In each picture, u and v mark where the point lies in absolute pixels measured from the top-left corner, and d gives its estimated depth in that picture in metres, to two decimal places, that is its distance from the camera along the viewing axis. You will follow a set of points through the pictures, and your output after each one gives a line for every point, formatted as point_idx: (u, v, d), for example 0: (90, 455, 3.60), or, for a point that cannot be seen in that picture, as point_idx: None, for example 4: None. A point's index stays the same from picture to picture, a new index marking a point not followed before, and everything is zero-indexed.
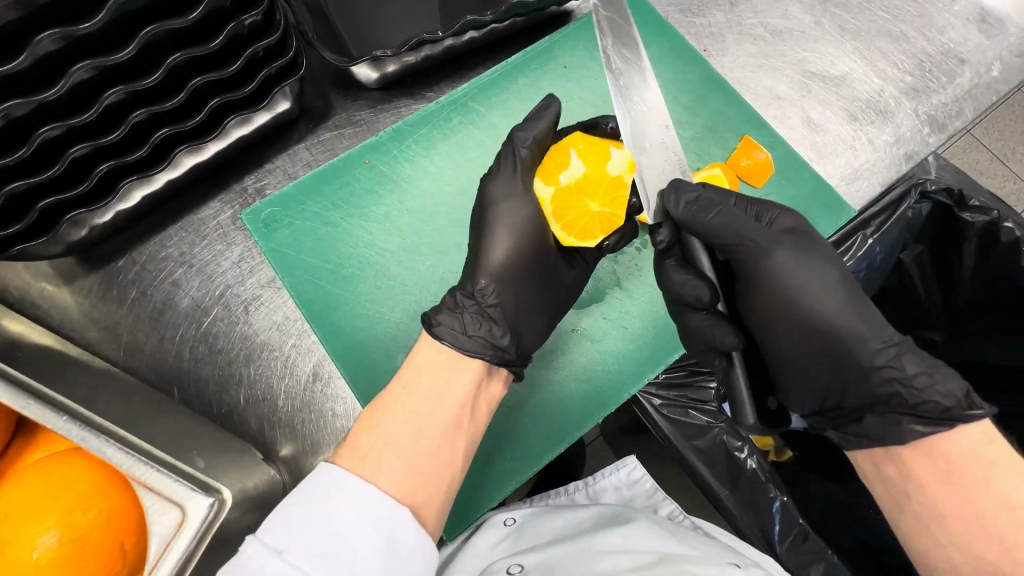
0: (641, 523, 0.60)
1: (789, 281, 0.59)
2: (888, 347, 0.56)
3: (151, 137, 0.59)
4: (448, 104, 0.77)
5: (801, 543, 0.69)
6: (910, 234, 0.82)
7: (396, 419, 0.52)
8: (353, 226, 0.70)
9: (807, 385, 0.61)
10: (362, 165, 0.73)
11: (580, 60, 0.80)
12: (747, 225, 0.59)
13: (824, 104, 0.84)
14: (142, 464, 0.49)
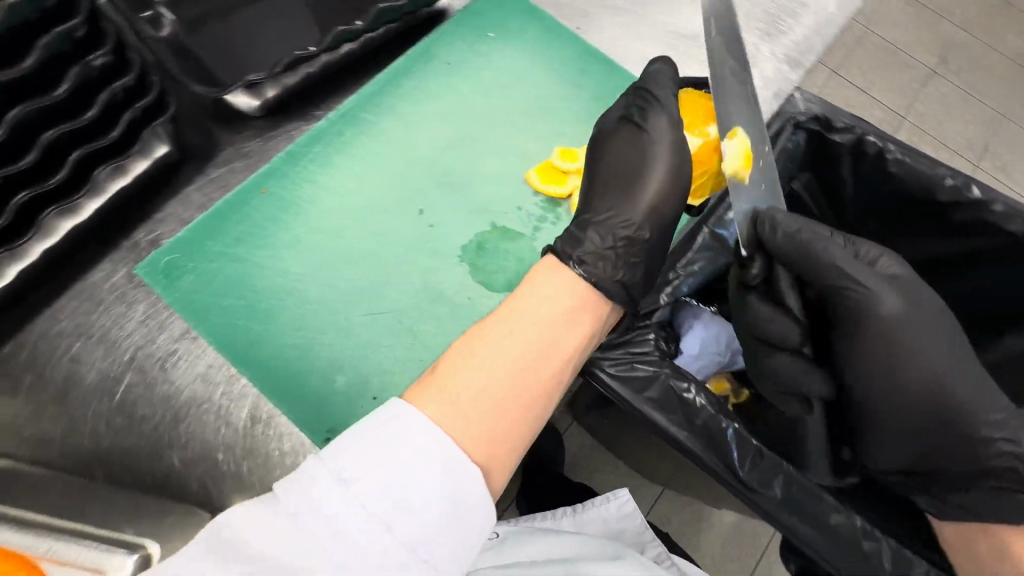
0: (629, 560, 0.64)
1: (898, 372, 0.58)
2: (1002, 419, 0.56)
3: (11, 201, 0.57)
4: (337, 119, 0.76)
5: (759, 463, 0.65)
6: (794, 164, 0.85)
7: (485, 358, 0.52)
8: (262, 257, 0.68)
9: (904, 447, 0.60)
10: (259, 194, 0.71)
11: (460, 55, 0.82)
12: (848, 258, 0.57)
13: (696, 60, 0.90)
14: (48, 542, 0.45)
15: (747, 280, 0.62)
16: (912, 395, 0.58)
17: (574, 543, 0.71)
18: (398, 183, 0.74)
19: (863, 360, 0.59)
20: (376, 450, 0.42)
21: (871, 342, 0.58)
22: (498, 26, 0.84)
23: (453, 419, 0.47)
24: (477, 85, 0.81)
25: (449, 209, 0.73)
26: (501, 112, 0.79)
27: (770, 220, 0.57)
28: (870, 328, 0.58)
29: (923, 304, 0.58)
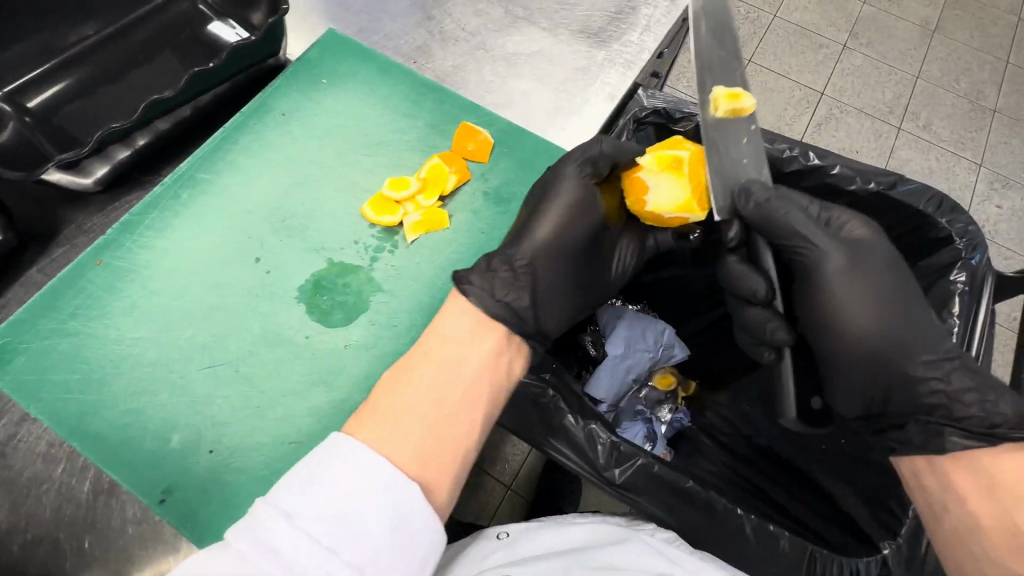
0: (637, 541, 0.65)
1: (845, 305, 0.64)
2: (941, 362, 0.61)
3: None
4: (173, 183, 0.77)
5: (634, 471, 0.70)
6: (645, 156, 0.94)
7: (415, 390, 0.59)
8: (97, 328, 0.68)
9: (851, 390, 0.66)
10: (95, 267, 0.72)
11: (296, 105, 0.84)
12: (801, 219, 0.64)
13: (536, 74, 0.93)
14: None
15: (728, 243, 0.68)
16: (854, 334, 0.64)
17: (586, 533, 0.70)
18: (233, 235, 0.74)
19: (823, 294, 0.65)
20: (309, 490, 0.50)
21: (827, 297, 0.65)
22: (332, 72, 0.88)
23: (393, 445, 0.56)
24: (313, 129, 0.83)
25: (285, 253, 0.74)
26: (337, 152, 0.81)
27: (746, 192, 0.64)
28: (824, 283, 0.65)
29: (874, 256, 0.65)
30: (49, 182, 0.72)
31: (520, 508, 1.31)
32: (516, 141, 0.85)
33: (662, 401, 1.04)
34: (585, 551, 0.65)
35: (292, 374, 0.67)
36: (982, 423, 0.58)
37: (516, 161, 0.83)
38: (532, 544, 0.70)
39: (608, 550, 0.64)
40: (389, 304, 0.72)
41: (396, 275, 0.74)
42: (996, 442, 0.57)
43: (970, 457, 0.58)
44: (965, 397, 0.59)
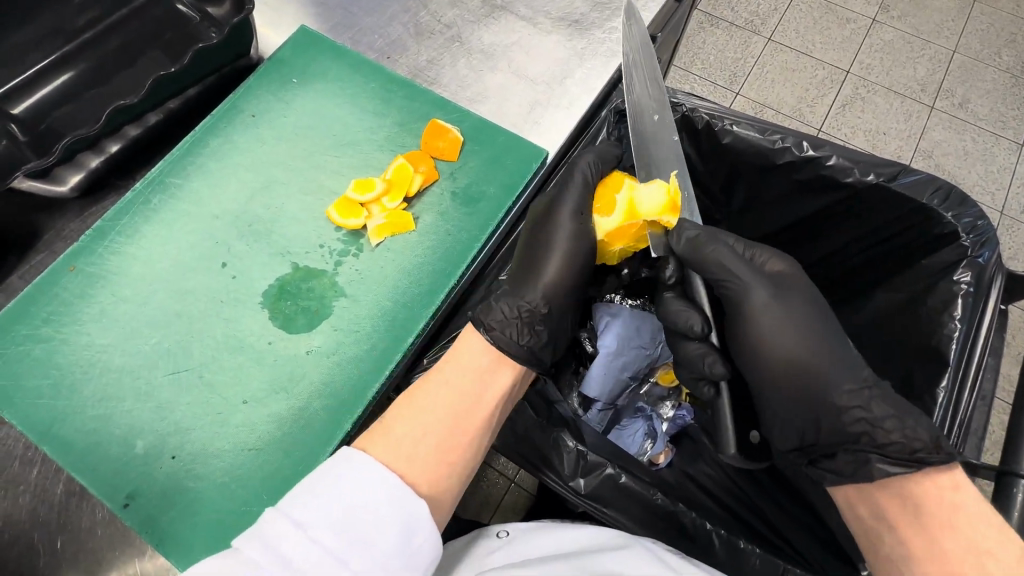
0: (638, 549, 0.63)
1: (784, 330, 0.67)
2: (861, 389, 0.65)
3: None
4: (144, 187, 0.78)
5: (612, 486, 0.70)
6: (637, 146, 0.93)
7: (396, 440, 0.58)
8: (69, 334, 0.70)
9: (789, 420, 0.68)
10: (68, 273, 0.73)
11: (264, 106, 0.84)
12: (732, 259, 0.69)
13: (513, 65, 0.90)
14: None
15: (666, 280, 0.75)
16: (777, 360, 0.67)
17: (589, 538, 0.68)
18: (201, 240, 0.76)
19: (755, 330, 0.68)
20: (322, 490, 0.52)
21: (752, 339, 0.68)
22: (302, 71, 0.86)
23: (406, 459, 0.58)
24: (283, 131, 0.82)
25: (250, 258, 0.74)
26: (305, 155, 0.81)
27: (677, 230, 0.71)
28: (750, 323, 0.68)
29: (796, 292, 0.69)
30: (29, 188, 0.74)
31: (515, 506, 1.30)
32: (488, 137, 0.82)
33: (665, 397, 1.02)
34: (587, 554, 0.63)
35: (253, 380, 0.68)
36: (904, 449, 0.60)
37: (486, 158, 0.81)
38: (533, 546, 0.69)
39: (613, 558, 0.62)
40: (352, 309, 0.71)
41: (360, 280, 0.73)
42: (918, 467, 0.59)
43: (894, 481, 0.61)
44: (887, 423, 0.62)
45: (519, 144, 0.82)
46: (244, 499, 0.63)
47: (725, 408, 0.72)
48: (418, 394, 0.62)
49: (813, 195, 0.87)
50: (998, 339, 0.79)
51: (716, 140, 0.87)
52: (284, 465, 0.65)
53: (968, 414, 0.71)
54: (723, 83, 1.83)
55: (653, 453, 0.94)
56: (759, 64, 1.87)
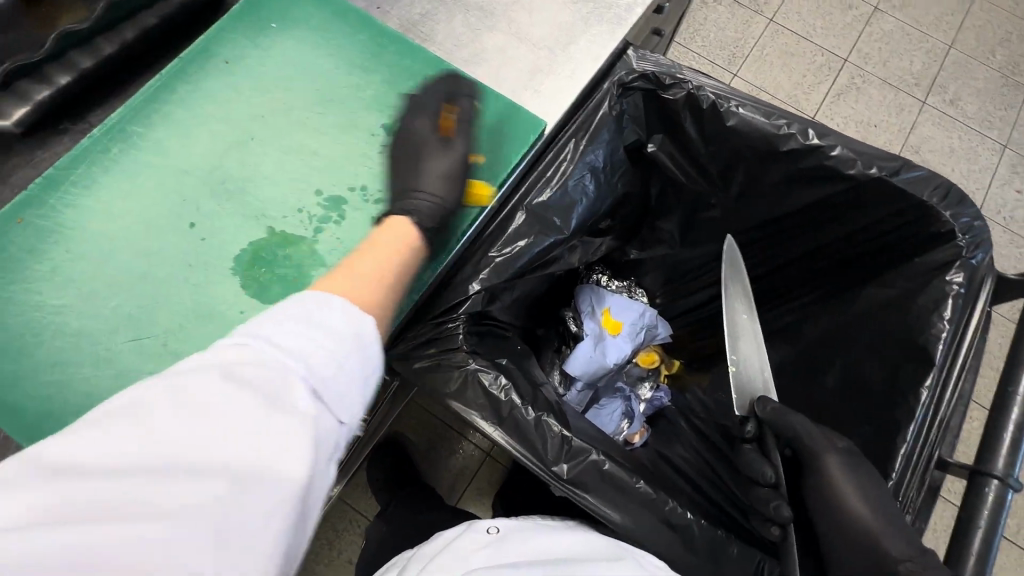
0: (626, 563, 0.63)
1: (848, 512, 0.66)
2: (905, 557, 0.62)
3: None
4: (104, 135, 0.71)
5: (595, 474, 0.69)
6: (637, 125, 0.89)
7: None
8: (19, 292, 0.64)
9: (848, 573, 0.66)
10: (15, 226, 0.66)
11: (241, 51, 0.76)
12: (806, 427, 0.73)
13: (511, 27, 0.84)
14: None
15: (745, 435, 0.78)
16: (851, 521, 0.65)
17: (578, 541, 0.70)
18: (168, 197, 0.70)
19: (841, 515, 0.67)
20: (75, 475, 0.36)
21: (837, 512, 0.67)
22: (284, 14, 0.79)
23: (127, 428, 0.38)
24: (260, 81, 0.76)
25: (223, 219, 0.69)
26: (286, 110, 0.75)
27: (762, 401, 0.78)
28: (829, 483, 0.69)
29: (867, 469, 0.69)
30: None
31: (488, 479, 1.31)
32: (485, 106, 0.77)
33: (643, 377, 1.06)
34: (578, 562, 0.64)
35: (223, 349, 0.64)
36: None
37: (480, 126, 0.76)
38: (522, 546, 0.69)
39: (601, 564, 0.63)
40: (332, 280, 0.67)
41: (342, 248, 0.68)
42: None
43: None
44: None
45: (516, 118, 0.77)
46: None
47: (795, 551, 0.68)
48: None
49: (815, 184, 0.85)
50: (981, 341, 0.79)
51: (719, 123, 0.85)
52: None
53: (947, 415, 0.72)
54: (722, 63, 1.78)
55: (628, 433, 0.97)
56: (759, 46, 1.82)
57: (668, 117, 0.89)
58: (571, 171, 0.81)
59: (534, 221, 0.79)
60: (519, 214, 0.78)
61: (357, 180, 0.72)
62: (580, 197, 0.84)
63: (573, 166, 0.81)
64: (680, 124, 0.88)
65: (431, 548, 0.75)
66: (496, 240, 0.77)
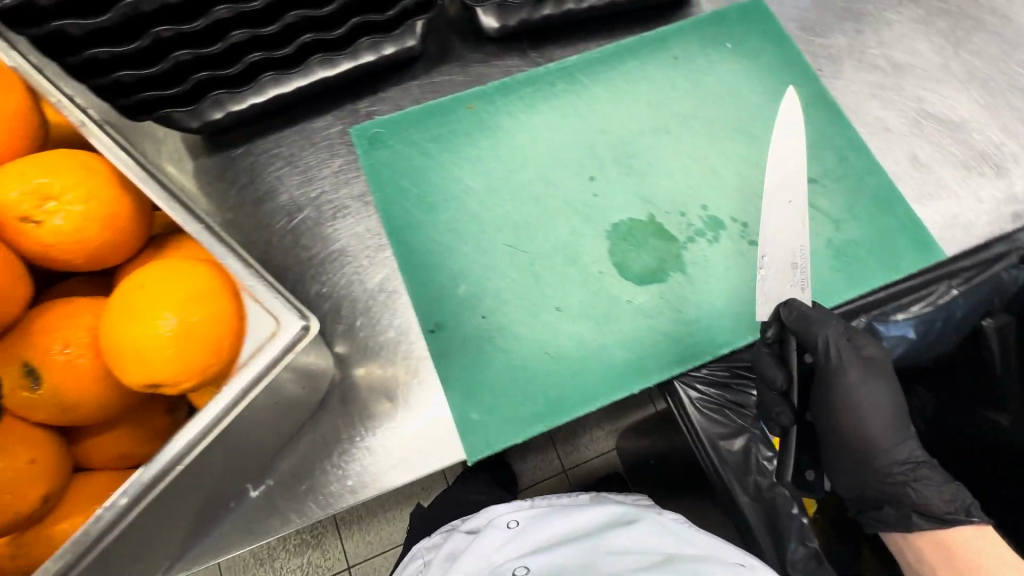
0: (644, 524, 0.73)
1: (863, 411, 0.71)
2: (910, 460, 0.73)
3: (285, 17, 0.62)
4: (556, 71, 0.81)
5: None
6: (1000, 300, 0.82)
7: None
8: (446, 161, 0.76)
9: (833, 458, 0.75)
10: (465, 109, 0.78)
11: (691, 54, 0.83)
12: (852, 392, 0.71)
13: (935, 145, 0.81)
14: (253, 277, 0.46)
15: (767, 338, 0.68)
16: (868, 424, 0.71)
17: (596, 516, 0.77)
18: (583, 144, 0.77)
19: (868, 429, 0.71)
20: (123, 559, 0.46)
21: (847, 420, 0.72)
22: (740, 40, 0.84)
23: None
24: (695, 87, 0.81)
25: (617, 187, 0.75)
26: (705, 121, 0.79)
27: (792, 304, 0.68)
28: (845, 410, 0.71)
29: (885, 376, 0.71)
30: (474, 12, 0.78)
31: (555, 491, 1.16)
32: (888, 208, 0.75)
33: None
34: (596, 533, 0.73)
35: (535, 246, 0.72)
36: (942, 509, 0.71)
37: (875, 227, 0.74)
38: (548, 526, 0.77)
39: (624, 534, 0.72)
40: (682, 288, 0.71)
41: (705, 267, 0.71)
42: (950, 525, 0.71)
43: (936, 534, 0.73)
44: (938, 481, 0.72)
45: (914, 236, 0.74)
46: (513, 390, 0.66)
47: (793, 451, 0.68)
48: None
49: None
50: None
51: None
52: (562, 385, 0.66)
53: None
54: None
55: None
56: None
57: None
58: (922, 310, 0.76)
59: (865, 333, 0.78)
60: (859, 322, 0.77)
61: (741, 214, 0.74)
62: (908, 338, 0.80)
63: (926, 307, 0.76)
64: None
65: (451, 548, 0.78)
66: None
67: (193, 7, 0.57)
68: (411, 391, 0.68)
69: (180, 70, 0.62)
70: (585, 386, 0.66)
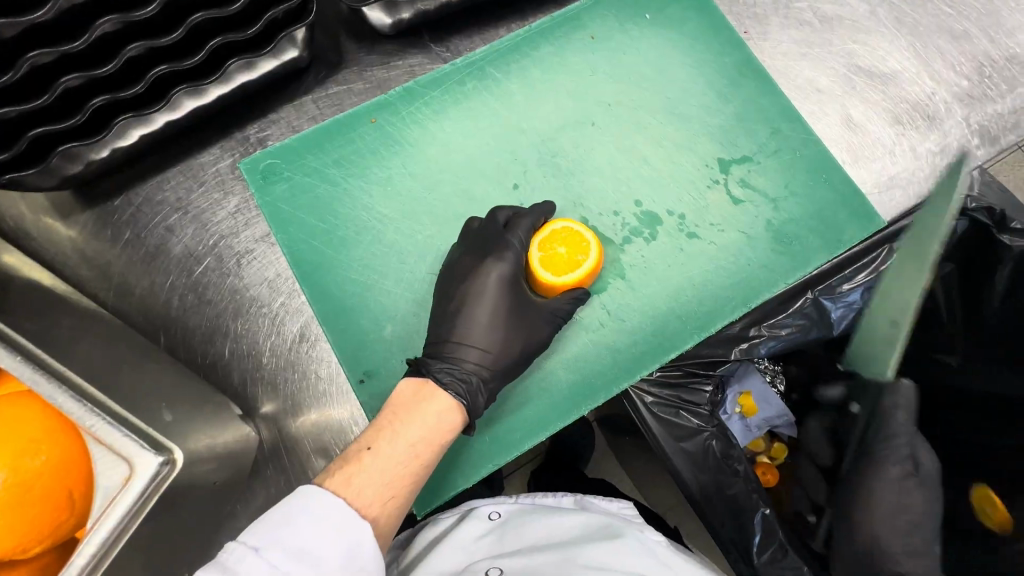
0: (626, 540, 0.65)
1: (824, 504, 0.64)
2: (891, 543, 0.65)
3: (122, 51, 0.52)
4: (464, 68, 0.73)
5: (782, 558, 0.69)
6: (941, 252, 0.76)
7: (429, 413, 0.55)
8: (353, 186, 0.70)
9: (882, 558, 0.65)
10: (369, 124, 0.71)
11: (608, 31, 0.76)
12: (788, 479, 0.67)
13: (868, 103, 0.77)
14: (96, 416, 0.43)
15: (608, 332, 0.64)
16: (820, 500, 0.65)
17: (579, 524, 0.69)
18: (502, 150, 0.71)
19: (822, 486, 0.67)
20: None
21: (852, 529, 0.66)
22: (658, 9, 0.77)
23: (366, 496, 0.49)
24: (615, 67, 0.75)
25: (545, 192, 0.70)
26: (630, 106, 0.73)
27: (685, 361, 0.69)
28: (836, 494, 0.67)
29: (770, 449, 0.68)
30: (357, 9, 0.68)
31: None
32: (821, 180, 0.72)
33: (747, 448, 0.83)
34: (574, 542, 0.65)
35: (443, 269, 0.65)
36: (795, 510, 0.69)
37: (814, 201, 0.72)
38: (524, 528, 0.69)
39: (604, 547, 0.63)
40: (625, 293, 0.68)
41: (643, 269, 0.68)
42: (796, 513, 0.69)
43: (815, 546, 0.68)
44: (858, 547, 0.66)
45: (848, 207, 0.72)
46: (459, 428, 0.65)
47: (651, 426, 0.70)
48: (404, 412, 0.54)
49: None
50: None
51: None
52: (511, 418, 0.66)
53: None
54: None
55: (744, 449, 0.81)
56: None
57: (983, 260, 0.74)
58: (866, 279, 0.74)
59: (811, 312, 0.75)
60: (805, 298, 0.74)
61: (678, 206, 0.71)
62: (851, 310, 0.75)
63: (869, 275, 0.74)
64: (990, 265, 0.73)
65: (433, 537, 0.72)
66: (772, 317, 0.74)
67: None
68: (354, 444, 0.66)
69: (6, 129, 0.52)
70: (536, 415, 0.66)
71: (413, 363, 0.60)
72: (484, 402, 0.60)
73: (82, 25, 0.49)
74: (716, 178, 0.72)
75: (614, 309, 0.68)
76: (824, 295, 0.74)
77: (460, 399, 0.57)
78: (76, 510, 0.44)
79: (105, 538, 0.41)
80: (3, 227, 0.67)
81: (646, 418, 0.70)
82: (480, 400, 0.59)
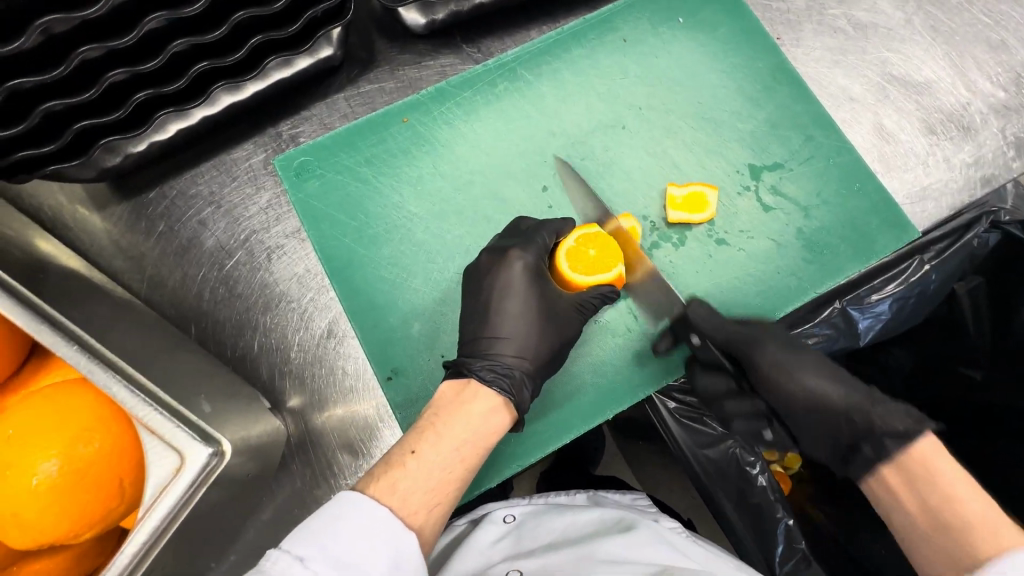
0: (642, 531, 0.64)
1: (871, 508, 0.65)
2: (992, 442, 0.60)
3: (168, 47, 0.53)
4: (495, 69, 0.73)
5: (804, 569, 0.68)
6: (970, 264, 0.73)
7: (472, 414, 0.55)
8: (383, 185, 0.71)
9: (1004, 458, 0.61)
10: (400, 122, 0.72)
11: (640, 35, 0.75)
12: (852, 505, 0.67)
13: (902, 112, 0.76)
14: (147, 406, 0.43)
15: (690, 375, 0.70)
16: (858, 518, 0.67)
17: (595, 520, 0.68)
18: (531, 152, 0.71)
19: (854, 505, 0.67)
20: None
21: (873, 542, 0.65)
22: (691, 14, 0.77)
23: (412, 503, 0.48)
24: (647, 72, 0.74)
25: (573, 194, 0.70)
26: (660, 110, 0.73)
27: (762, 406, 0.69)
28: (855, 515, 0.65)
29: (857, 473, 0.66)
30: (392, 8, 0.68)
31: None
32: (851, 190, 0.72)
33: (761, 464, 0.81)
34: (591, 538, 0.64)
35: (471, 269, 0.65)
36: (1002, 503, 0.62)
37: (845, 211, 0.71)
38: (542, 528, 0.69)
39: (619, 542, 0.62)
40: (649, 298, 0.67)
41: (672, 273, 0.68)
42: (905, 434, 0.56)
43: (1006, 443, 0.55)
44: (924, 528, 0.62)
45: (877, 217, 0.71)
46: None
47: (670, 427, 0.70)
48: (448, 414, 0.55)
49: None
50: None
51: None
52: (537, 420, 0.66)
53: None
54: None
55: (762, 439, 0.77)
56: None
57: (1015, 273, 0.70)
58: (896, 290, 0.69)
59: (837, 323, 0.71)
60: (832, 307, 0.70)
61: None
62: (879, 322, 0.71)
63: (899, 286, 0.69)
64: (1023, 279, 0.70)
65: (452, 542, 0.73)
66: (797, 327, 0.71)
67: (50, 51, 0.49)
68: (379, 439, 0.67)
69: (53, 120, 0.53)
70: (559, 417, 0.66)
71: (453, 365, 0.60)
72: (529, 396, 0.60)
73: (131, 19, 0.50)
74: (746, 186, 0.71)
75: (641, 313, 0.68)
76: (854, 305, 0.70)
77: (506, 395, 0.58)
78: (126, 499, 0.45)
79: (154, 528, 0.42)
80: (41, 216, 0.69)
81: (666, 422, 0.70)
82: (525, 394, 0.60)
